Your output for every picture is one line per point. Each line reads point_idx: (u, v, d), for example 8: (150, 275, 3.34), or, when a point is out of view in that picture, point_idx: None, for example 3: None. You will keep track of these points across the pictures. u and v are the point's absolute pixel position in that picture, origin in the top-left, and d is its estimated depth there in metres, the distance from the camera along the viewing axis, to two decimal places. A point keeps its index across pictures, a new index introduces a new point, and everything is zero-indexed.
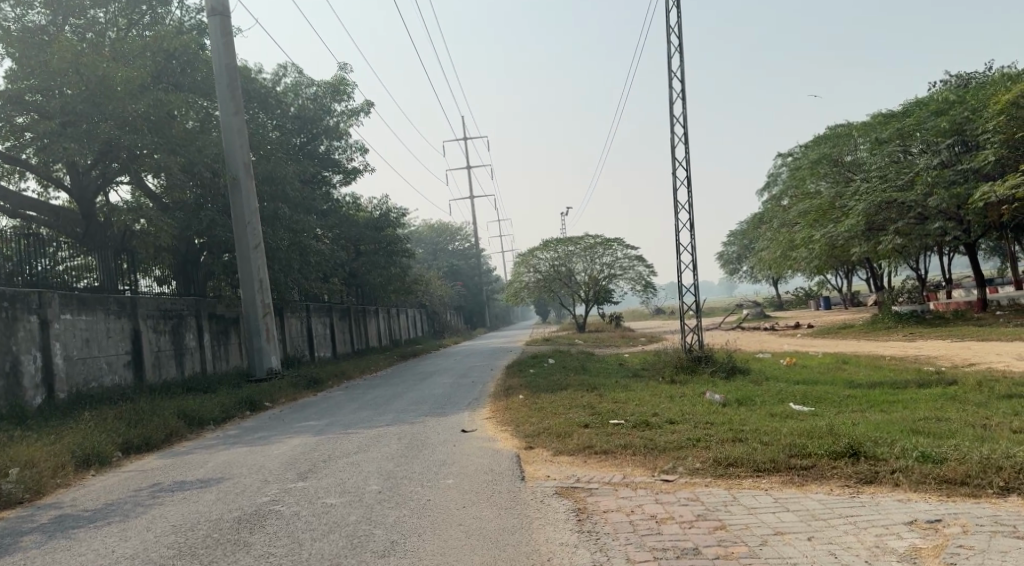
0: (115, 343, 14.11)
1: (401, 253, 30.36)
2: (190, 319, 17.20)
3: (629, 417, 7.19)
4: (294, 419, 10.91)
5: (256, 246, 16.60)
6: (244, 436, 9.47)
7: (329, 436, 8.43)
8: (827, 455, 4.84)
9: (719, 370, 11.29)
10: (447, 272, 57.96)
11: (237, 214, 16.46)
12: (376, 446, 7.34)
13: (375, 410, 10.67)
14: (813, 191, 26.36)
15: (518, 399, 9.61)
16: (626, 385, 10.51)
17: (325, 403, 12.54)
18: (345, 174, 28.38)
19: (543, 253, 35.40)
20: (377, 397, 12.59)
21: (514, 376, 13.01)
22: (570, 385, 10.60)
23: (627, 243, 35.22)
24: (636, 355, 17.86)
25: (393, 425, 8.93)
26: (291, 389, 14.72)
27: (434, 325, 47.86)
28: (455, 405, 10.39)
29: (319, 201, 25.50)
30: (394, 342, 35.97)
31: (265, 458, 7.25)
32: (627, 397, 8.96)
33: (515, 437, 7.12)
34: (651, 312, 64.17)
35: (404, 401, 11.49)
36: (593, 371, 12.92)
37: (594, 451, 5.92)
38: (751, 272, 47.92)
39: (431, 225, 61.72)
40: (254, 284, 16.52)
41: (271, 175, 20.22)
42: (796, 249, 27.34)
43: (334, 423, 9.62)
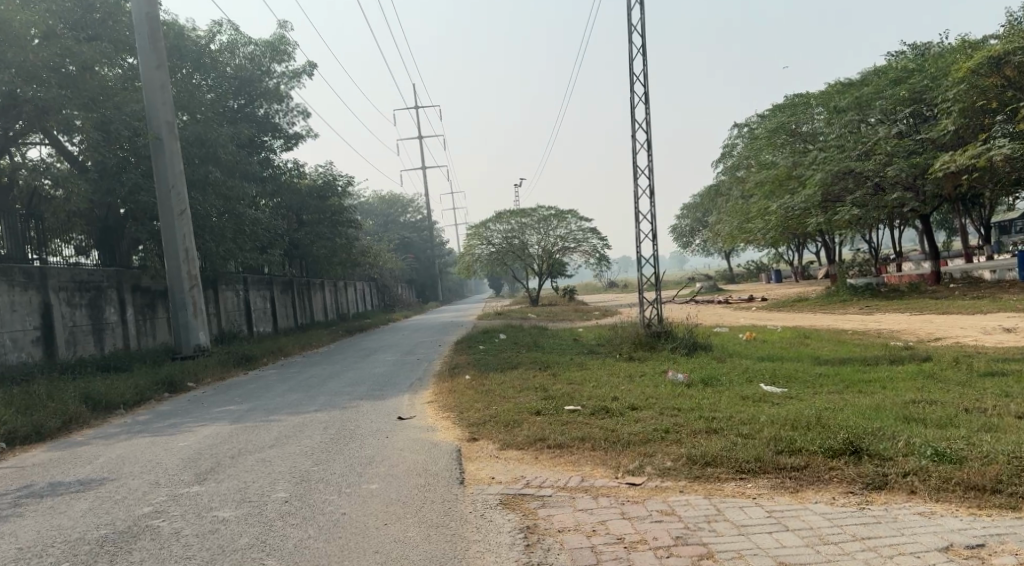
0: (22, 317, 12.62)
1: (346, 223, 28.99)
2: (110, 291, 15.72)
3: (587, 402, 6.37)
4: (215, 401, 9.79)
5: (182, 214, 15.24)
6: (152, 423, 8.34)
7: (247, 424, 7.39)
8: (822, 452, 4.17)
9: (680, 346, 10.53)
10: (399, 245, 56.45)
11: (160, 178, 15.03)
12: (297, 438, 6.34)
13: (305, 392, 9.64)
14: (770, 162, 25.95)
15: (464, 380, 8.72)
16: (581, 363, 9.73)
17: (254, 384, 11.44)
18: (286, 140, 26.75)
19: (496, 225, 34.39)
20: (312, 377, 11.55)
21: (462, 353, 12.11)
22: (520, 364, 9.75)
23: (582, 215, 34.45)
24: (591, 330, 17.20)
25: (321, 410, 7.95)
26: (220, 368, 13.53)
27: (385, 298, 46.59)
28: (395, 386, 9.45)
29: (257, 166, 24.01)
30: (341, 316, 34.66)
31: (163, 453, 6.18)
32: (583, 379, 8.15)
33: (456, 425, 6.21)
34: (603, 286, 63.98)
35: (340, 381, 10.49)
36: (546, 347, 12.12)
37: (546, 446, 5.07)
38: (704, 245, 47.91)
39: (382, 196, 59.96)
40: (179, 254, 15.17)
41: (202, 137, 18.71)
42: (752, 222, 26.97)
43: (257, 408, 8.57)
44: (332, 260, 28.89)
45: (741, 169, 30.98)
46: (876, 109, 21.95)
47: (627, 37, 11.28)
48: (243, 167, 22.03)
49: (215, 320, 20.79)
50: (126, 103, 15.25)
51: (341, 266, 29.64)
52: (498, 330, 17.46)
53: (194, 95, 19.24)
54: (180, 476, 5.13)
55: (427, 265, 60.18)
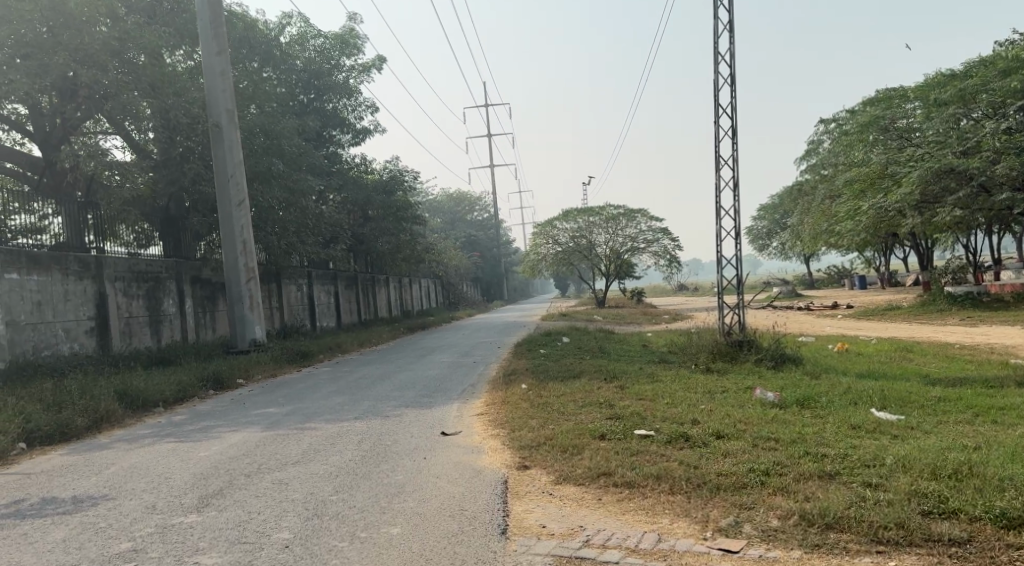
0: (75, 307, 12.44)
1: (411, 219, 28.51)
2: (169, 282, 15.55)
3: (660, 424, 5.37)
4: (255, 402, 9.18)
5: (241, 203, 14.87)
6: (184, 424, 7.75)
7: (277, 432, 6.66)
8: (988, 522, 3.24)
9: (766, 358, 9.34)
10: (465, 243, 55.97)
11: (219, 166, 14.73)
12: (327, 452, 5.54)
13: (350, 395, 8.92)
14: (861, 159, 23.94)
15: (520, 389, 7.79)
16: (653, 374, 8.70)
17: (302, 384, 10.82)
18: (354, 134, 26.42)
19: (563, 223, 33.41)
20: (361, 378, 10.86)
21: (520, 357, 11.22)
22: (584, 373, 8.79)
23: (653, 215, 33.01)
24: (662, 335, 16.04)
25: (361, 418, 7.16)
26: (270, 365, 13.02)
27: (450, 296, 46.26)
28: (446, 393, 8.61)
29: (322, 160, 23.76)
30: (405, 313, 34.34)
31: (174, 464, 5.50)
32: (655, 393, 7.12)
33: (505, 448, 5.27)
34: (673, 289, 62.09)
35: (388, 384, 9.73)
36: (613, 354, 11.11)
37: (612, 482, 4.13)
38: (782, 248, 45.56)
39: (449, 194, 59.62)
40: (237, 245, 14.82)
41: (266, 128, 18.40)
42: (840, 224, 25.10)
43: (294, 413, 7.86)
44: (396, 256, 28.50)
45: (827, 167, 29.03)
46: (982, 101, 19.94)
47: (712, 13, 10.18)
48: (309, 161, 21.76)
49: (276, 314, 20.55)
50: (187, 91, 14.98)
51: (405, 262, 29.23)
52: (561, 333, 16.49)
53: (261, 86, 18.99)
54: (179, 499, 4.38)
55: (493, 264, 59.68)
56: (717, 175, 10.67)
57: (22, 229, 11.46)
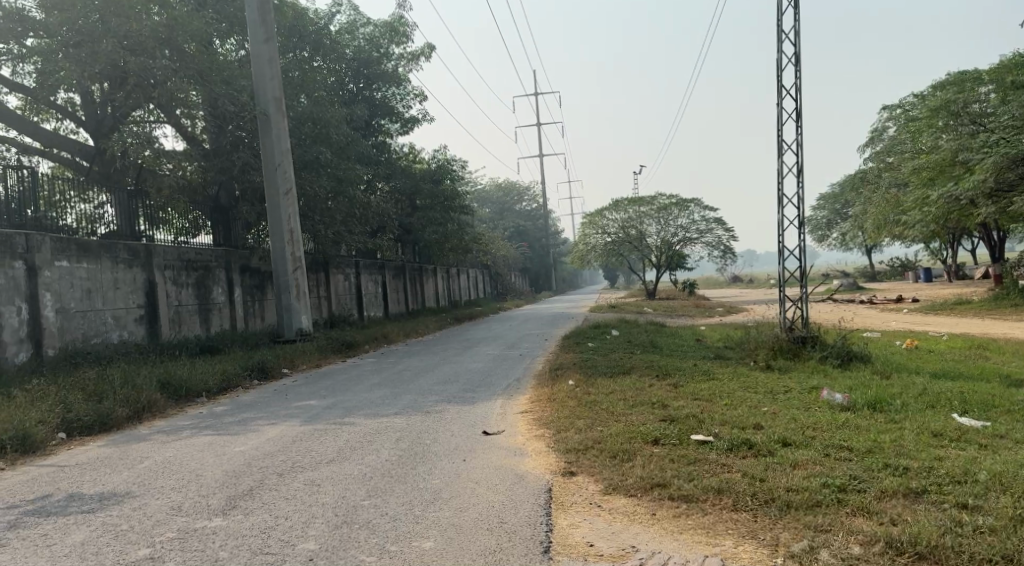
0: (125, 295, 12.64)
1: (459, 209, 28.32)
2: (219, 271, 15.65)
3: (718, 428, 4.95)
4: (297, 393, 9.03)
5: (287, 192, 14.84)
6: (224, 416, 7.64)
7: (315, 427, 6.45)
8: None
9: (831, 356, 8.76)
10: (514, 233, 55.69)
11: (266, 155, 14.71)
12: (363, 451, 5.28)
13: (392, 388, 8.69)
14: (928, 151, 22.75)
15: (568, 385, 7.42)
16: (709, 371, 8.24)
17: (345, 375, 10.67)
18: (403, 123, 26.33)
19: (613, 213, 32.81)
20: (405, 370, 10.64)
21: (568, 351, 10.86)
22: (635, 368, 8.39)
23: (706, 204, 32.11)
24: (716, 329, 15.45)
25: (401, 413, 6.92)
26: (316, 355, 12.94)
27: (498, 286, 46.11)
28: (490, 388, 8.30)
29: (371, 149, 23.72)
30: (453, 303, 34.29)
31: (207, 459, 5.32)
32: (713, 393, 6.66)
33: (550, 451, 4.90)
34: (726, 280, 60.66)
35: (431, 377, 9.48)
36: (665, 348, 10.65)
37: (667, 495, 3.75)
38: (842, 240, 43.93)
39: (498, 184, 59.40)
40: (284, 235, 14.80)
41: (314, 117, 18.37)
42: (905, 214, 23.91)
43: (334, 406, 7.65)
44: (444, 246, 28.38)
45: (893, 155, 27.69)
46: None
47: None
48: (358, 150, 21.71)
49: (324, 304, 20.60)
50: (235, 79, 14.99)
51: (453, 252, 29.09)
52: (610, 325, 16.05)
53: (310, 75, 18.97)
54: (205, 499, 4.17)
55: (542, 255, 59.31)
56: (779, 161, 10.07)
57: (75, 218, 11.78)
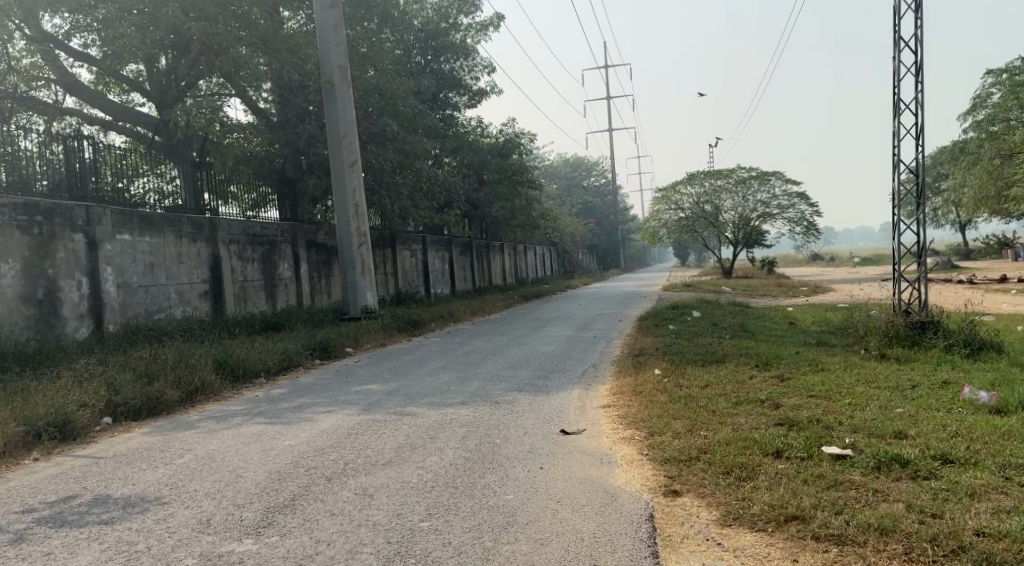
0: (189, 270, 12.49)
1: (527, 184, 27.45)
2: (285, 246, 15.37)
3: (854, 439, 4.00)
4: (360, 376, 8.48)
5: (352, 164, 14.30)
6: (280, 401, 7.13)
7: (373, 418, 5.80)
8: None
9: (958, 344, 7.51)
10: (581, 209, 54.47)
11: (331, 126, 14.21)
12: (426, 452, 4.57)
13: (458, 374, 8.00)
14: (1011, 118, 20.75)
15: (653, 376, 6.54)
16: (814, 361, 7.22)
17: (410, 356, 10.09)
18: (471, 96, 25.54)
19: (688, 187, 31.29)
20: (473, 353, 9.96)
21: (649, 335, 9.97)
22: (729, 356, 7.45)
23: (788, 177, 30.18)
24: (808, 312, 14.15)
25: (469, 403, 6.24)
26: (381, 334, 12.41)
27: (565, 264, 45.20)
28: (565, 375, 7.50)
29: (438, 123, 23.06)
30: (520, 280, 33.61)
31: (252, 459, 4.76)
32: (828, 390, 5.67)
33: (644, 460, 4.08)
34: (805, 258, 57.82)
35: (501, 361, 8.74)
36: (758, 333, 9.61)
37: (815, 535, 2.88)
38: (935, 215, 40.88)
39: (565, 159, 58.19)
40: (349, 209, 14.31)
41: (380, 88, 17.77)
42: (1013, 187, 21.66)
43: (397, 393, 7.01)
44: (511, 222, 27.62)
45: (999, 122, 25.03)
46: None
47: None
48: (424, 123, 21.06)
49: (391, 280, 20.21)
50: (299, 47, 14.53)
51: (520, 229, 28.34)
52: (689, 305, 14.94)
53: (376, 44, 18.40)
54: (239, 512, 3.61)
55: (610, 231, 57.95)
56: (895, 123, 8.79)
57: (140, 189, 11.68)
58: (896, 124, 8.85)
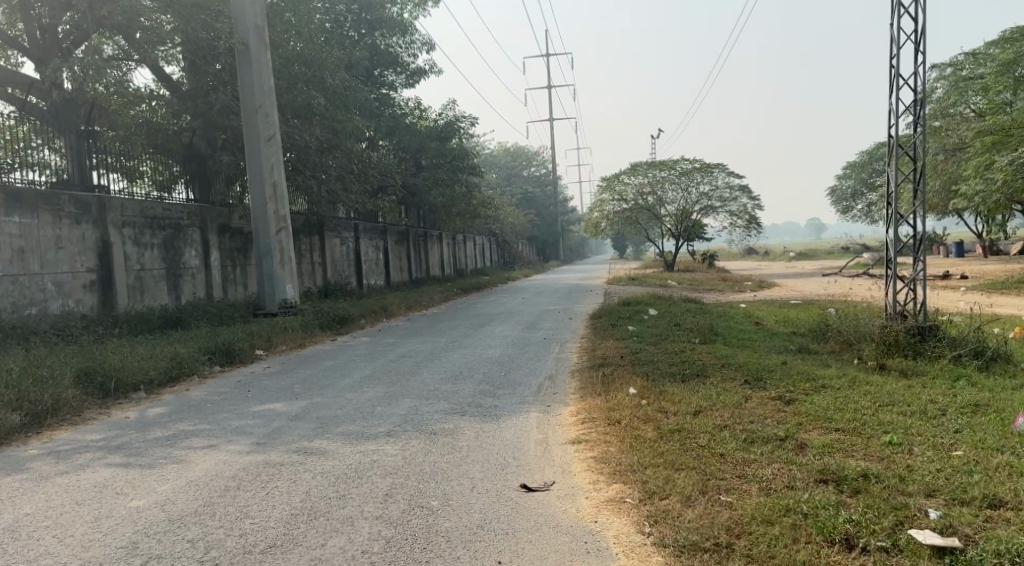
0: (71, 257, 10.64)
1: (467, 170, 25.95)
2: (192, 231, 13.54)
3: (944, 515, 2.89)
4: (265, 390, 6.94)
5: (270, 139, 12.64)
6: (153, 427, 5.58)
7: (266, 462, 4.34)
8: None
9: (967, 354, 6.53)
10: (521, 200, 53.22)
11: (246, 95, 12.50)
12: (330, 528, 3.18)
13: (386, 389, 6.54)
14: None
15: (629, 399, 5.29)
16: (810, 376, 6.10)
17: (330, 362, 8.57)
18: (408, 75, 23.83)
19: (631, 178, 30.30)
20: (405, 358, 8.52)
21: (608, 339, 8.74)
22: (710, 369, 6.26)
23: (731, 169, 29.58)
24: (769, 310, 13.19)
25: (397, 434, 4.85)
26: (300, 333, 10.79)
27: (504, 255, 43.84)
28: (518, 393, 6.14)
29: (371, 101, 21.31)
30: (458, 272, 32.14)
31: (69, 542, 3.27)
32: (853, 420, 4.52)
33: (653, 546, 2.87)
34: (741, 250, 58.07)
35: (438, 372, 7.31)
36: (732, 337, 8.49)
37: None
38: (870, 211, 41.31)
39: (506, 149, 56.73)
40: (266, 189, 12.61)
41: (307, 57, 15.95)
42: (958, 184, 21.32)
43: (304, 418, 5.53)
44: (450, 210, 26.03)
45: None
46: None
47: None
48: (357, 100, 19.29)
49: (317, 271, 18.49)
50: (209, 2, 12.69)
51: (459, 218, 26.84)
52: (643, 302, 13.79)
53: None
54: None
55: (550, 223, 56.86)
56: (890, 101, 7.79)
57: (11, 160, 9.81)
58: (890, 102, 7.83)
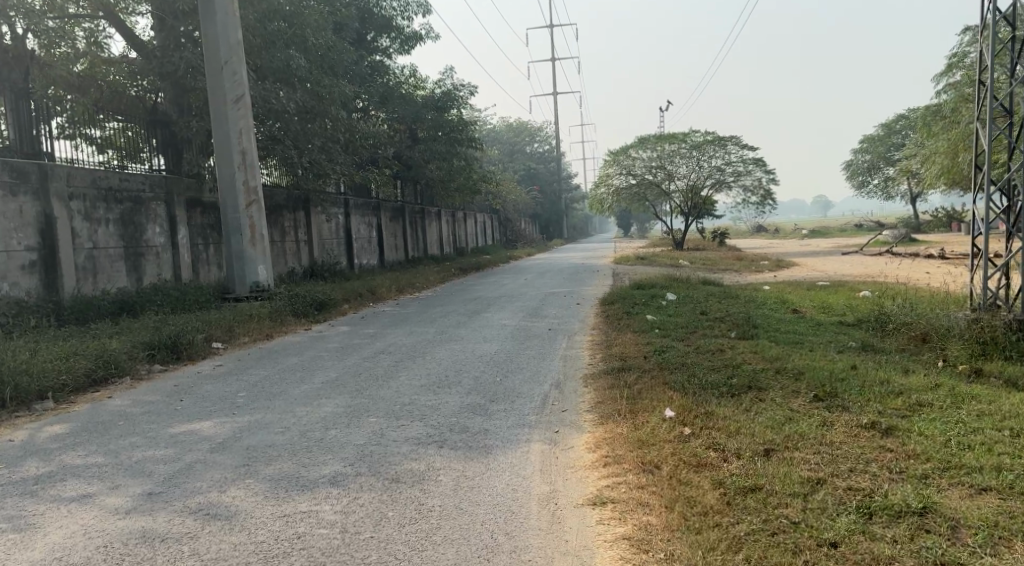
0: (6, 233, 9.23)
1: (466, 143, 24.39)
2: (156, 205, 12.09)
3: None
4: (201, 401, 5.56)
5: (238, 100, 11.19)
6: (31, 459, 4.22)
7: (143, 532, 3.01)
8: None
9: None
10: (524, 176, 51.52)
11: (212, 49, 11.04)
12: None
13: (347, 402, 5.15)
14: (957, 76, 19.11)
15: (662, 424, 3.88)
16: (894, 389, 4.63)
17: (295, 360, 7.20)
18: (402, 40, 22.16)
19: (639, 152, 28.65)
20: (383, 355, 7.15)
21: (625, 332, 7.31)
22: (762, 379, 4.83)
23: (745, 142, 27.89)
24: (801, 293, 11.75)
25: (344, 481, 3.48)
26: (268, 322, 9.38)
27: (506, 233, 42.32)
28: (517, 408, 4.76)
29: (361, 67, 19.74)
30: (458, 250, 30.67)
31: None
32: (1001, 470, 3.10)
33: None
34: (749, 227, 56.51)
35: (418, 377, 5.90)
36: (774, 330, 7.05)
37: None
38: (887, 184, 39.59)
39: (508, 124, 54.90)
40: (234, 157, 11.18)
41: (286, 14, 14.29)
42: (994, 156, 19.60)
43: (228, 452, 4.15)
44: (448, 185, 24.52)
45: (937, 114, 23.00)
46: None
47: None
48: (345, 65, 17.72)
49: (302, 250, 17.06)
50: None
51: (458, 193, 25.30)
52: (659, 285, 12.31)
53: None
54: None
55: (553, 200, 55.16)
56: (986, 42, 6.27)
57: None
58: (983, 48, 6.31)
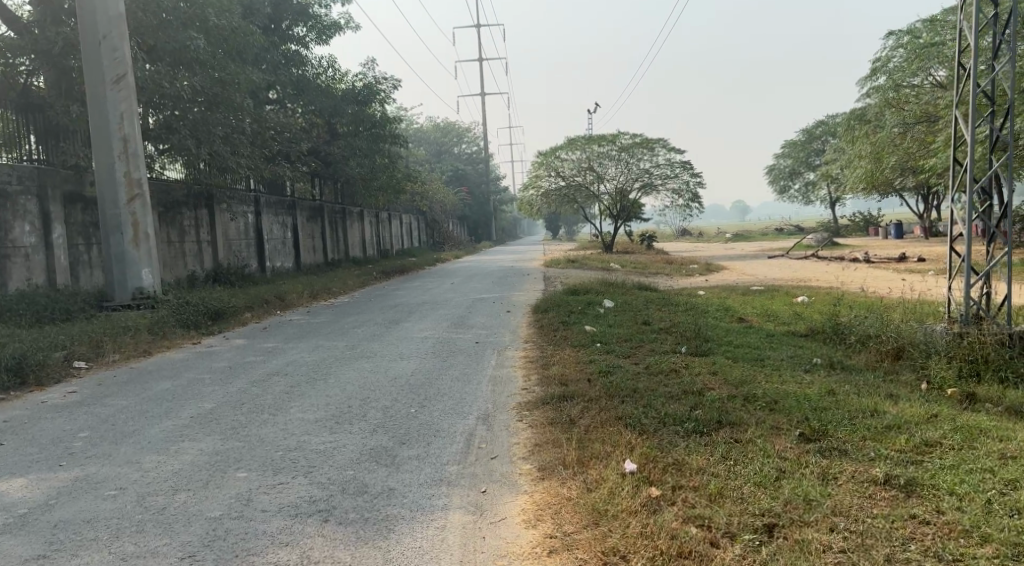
0: None
1: (389, 140, 23.09)
2: (26, 201, 10.19)
3: None
4: (26, 447, 4.31)
5: (119, 80, 9.74)
6: None
7: None
8: None
9: None
10: (453, 177, 50.34)
11: (87, 22, 9.55)
12: None
13: (215, 447, 4.02)
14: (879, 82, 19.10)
15: (621, 484, 2.95)
16: (895, 425, 3.78)
17: (169, 384, 5.95)
18: (319, 29, 20.65)
19: (568, 154, 27.99)
20: (279, 376, 6.00)
21: (562, 347, 6.37)
22: (734, 412, 3.93)
23: (673, 145, 27.60)
24: (742, 300, 11.11)
25: None
26: (148, 336, 8.03)
27: (433, 235, 41.06)
28: (433, 454, 3.72)
29: (273, 55, 18.21)
30: (382, 253, 29.29)
31: None
32: None
33: None
34: (675, 231, 57.02)
35: (313, 408, 4.78)
36: (728, 344, 6.24)
37: None
38: (808, 189, 40.34)
39: (435, 124, 53.64)
40: (114, 145, 9.72)
41: None
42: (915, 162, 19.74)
43: (24, 540, 2.98)
44: (370, 185, 23.14)
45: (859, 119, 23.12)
46: None
47: None
48: (254, 52, 16.23)
49: (205, 251, 15.49)
50: None
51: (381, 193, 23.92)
52: (595, 291, 11.45)
53: None
54: None
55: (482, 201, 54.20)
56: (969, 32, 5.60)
57: None
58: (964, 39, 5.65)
